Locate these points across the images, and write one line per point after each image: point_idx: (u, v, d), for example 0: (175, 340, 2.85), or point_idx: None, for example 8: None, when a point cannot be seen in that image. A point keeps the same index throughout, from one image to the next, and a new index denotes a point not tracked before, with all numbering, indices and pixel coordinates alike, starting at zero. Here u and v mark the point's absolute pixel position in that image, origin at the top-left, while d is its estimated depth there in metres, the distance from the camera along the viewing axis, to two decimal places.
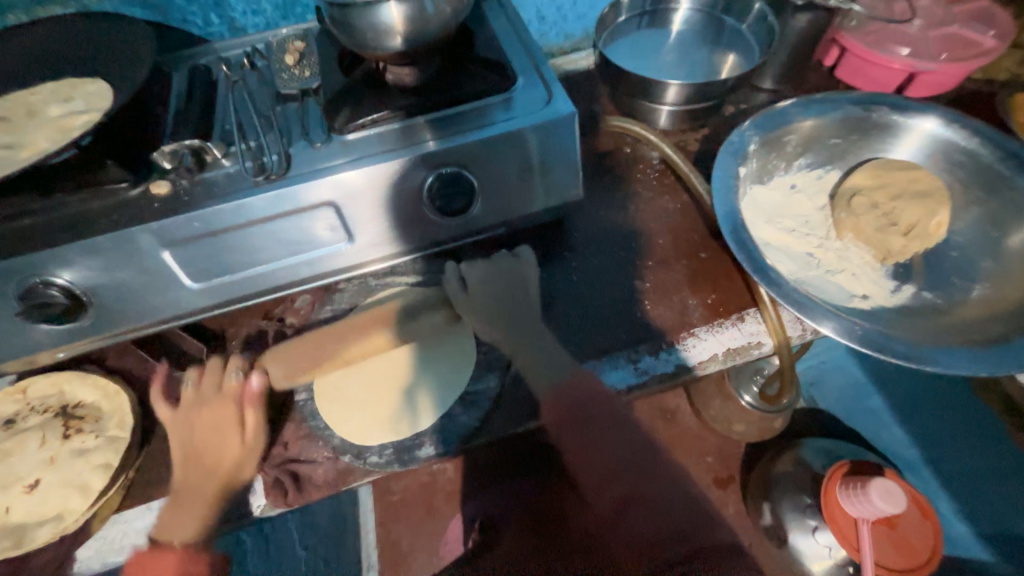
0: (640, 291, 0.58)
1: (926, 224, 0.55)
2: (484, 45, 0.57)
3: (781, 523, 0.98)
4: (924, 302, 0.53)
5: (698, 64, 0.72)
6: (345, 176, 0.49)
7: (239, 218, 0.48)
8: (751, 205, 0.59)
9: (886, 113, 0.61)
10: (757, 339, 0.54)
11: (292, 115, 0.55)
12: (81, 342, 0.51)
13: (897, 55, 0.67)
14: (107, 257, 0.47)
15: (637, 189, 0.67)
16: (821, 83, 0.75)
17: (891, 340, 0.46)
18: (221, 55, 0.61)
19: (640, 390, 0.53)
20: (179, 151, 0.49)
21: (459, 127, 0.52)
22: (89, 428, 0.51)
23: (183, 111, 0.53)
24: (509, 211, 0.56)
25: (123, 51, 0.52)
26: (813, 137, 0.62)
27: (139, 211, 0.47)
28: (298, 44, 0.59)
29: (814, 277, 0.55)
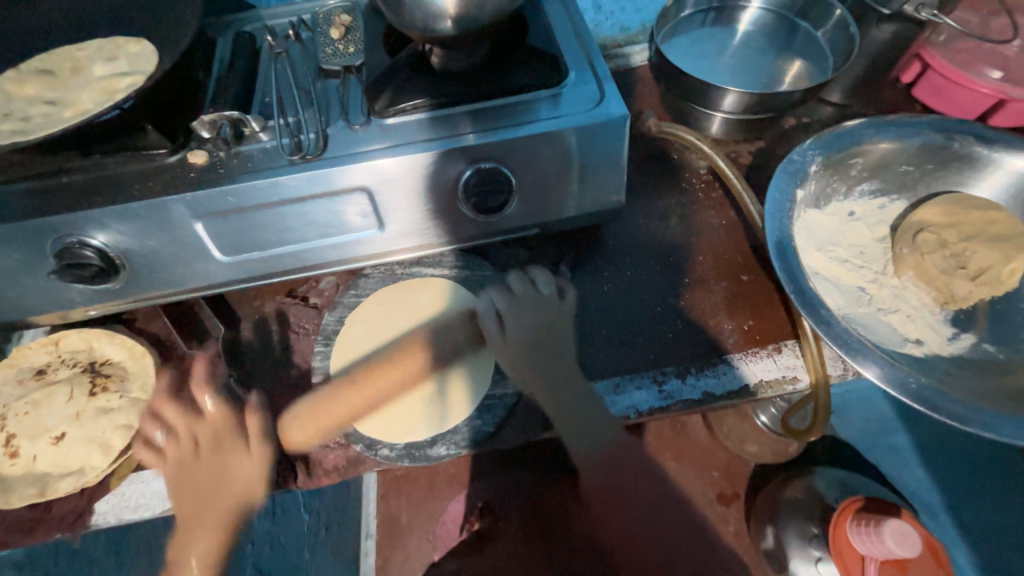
0: (673, 309, 0.55)
1: (1000, 270, 0.50)
2: (537, 34, 0.54)
3: (784, 549, 0.93)
4: (984, 355, 0.49)
5: (762, 70, 0.67)
6: (382, 163, 0.47)
7: (272, 197, 0.47)
8: (805, 231, 0.55)
9: (970, 143, 0.55)
10: (793, 374, 0.51)
11: (333, 92, 0.53)
12: (112, 303, 0.52)
13: (989, 78, 0.61)
14: (141, 224, 0.47)
15: (681, 199, 0.64)
16: (895, 101, 0.69)
17: (944, 398, 0.43)
18: (267, 24, 0.59)
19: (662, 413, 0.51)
20: (218, 121, 0.48)
21: (504, 120, 0.50)
22: (115, 388, 0.52)
23: (225, 80, 0.53)
24: (545, 212, 0.54)
25: (172, 16, 0.52)
26: (882, 163, 0.57)
27: (175, 179, 0.47)
28: (345, 18, 0.57)
29: (865, 315, 0.51)
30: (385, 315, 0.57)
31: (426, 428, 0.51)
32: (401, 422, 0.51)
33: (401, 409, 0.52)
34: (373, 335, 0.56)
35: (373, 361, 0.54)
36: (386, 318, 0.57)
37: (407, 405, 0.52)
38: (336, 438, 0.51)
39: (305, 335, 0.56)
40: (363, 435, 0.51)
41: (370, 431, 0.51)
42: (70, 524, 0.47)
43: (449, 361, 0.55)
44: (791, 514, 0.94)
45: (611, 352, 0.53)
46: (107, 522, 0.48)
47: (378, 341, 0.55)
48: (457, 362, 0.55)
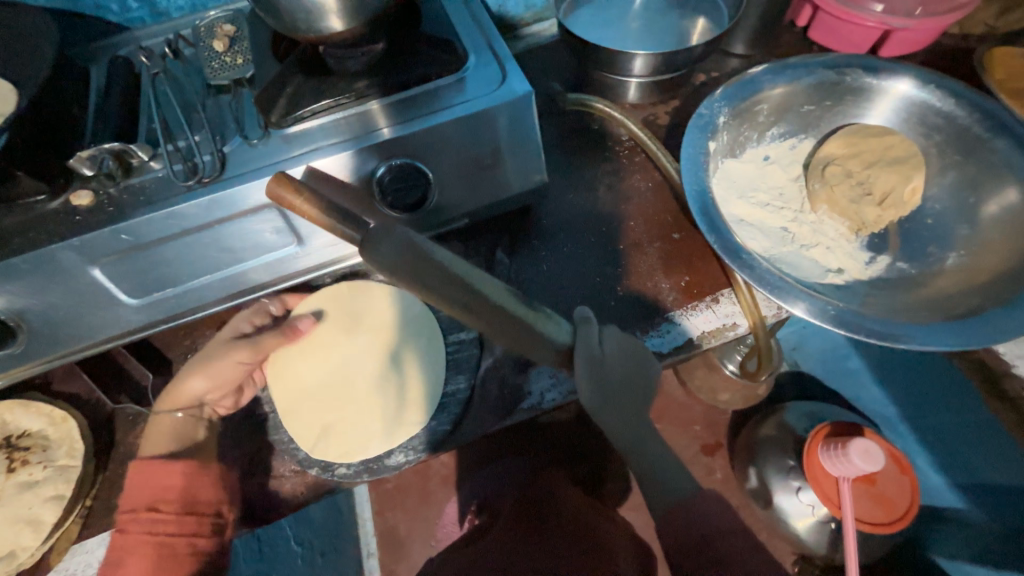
0: (614, 277, 0.56)
1: (901, 192, 0.53)
2: (432, 21, 0.53)
3: (767, 486, 0.98)
4: (898, 273, 0.52)
5: (667, 31, 0.68)
6: (286, 176, 0.45)
7: (172, 228, 0.44)
8: (724, 181, 0.56)
9: (861, 75, 0.58)
10: (732, 321, 0.53)
11: (225, 108, 0.50)
12: (18, 369, 0.48)
13: (872, 11, 0.64)
14: (29, 280, 0.43)
15: (608, 168, 0.64)
16: (795, 45, 0.71)
17: (865, 319, 0.45)
18: (142, 44, 0.55)
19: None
20: (99, 155, 0.44)
21: (409, 113, 0.48)
22: (37, 459, 0.49)
23: (102, 112, 0.49)
24: (470, 200, 0.53)
25: (27, 50, 0.47)
26: (785, 105, 0.59)
27: (59, 226, 0.43)
28: (227, 28, 0.54)
29: (788, 253, 0.53)
30: (334, 345, 0.57)
31: (382, 439, 0.51)
32: (355, 439, 0.51)
33: (356, 426, 0.52)
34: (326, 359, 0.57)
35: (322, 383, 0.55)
36: (336, 350, 0.57)
37: (360, 420, 0.53)
38: (291, 465, 0.49)
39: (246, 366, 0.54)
40: (319, 458, 0.49)
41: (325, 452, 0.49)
42: None
43: (403, 366, 0.55)
44: (767, 452, 0.99)
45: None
46: None
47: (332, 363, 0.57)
48: (414, 362, 0.55)
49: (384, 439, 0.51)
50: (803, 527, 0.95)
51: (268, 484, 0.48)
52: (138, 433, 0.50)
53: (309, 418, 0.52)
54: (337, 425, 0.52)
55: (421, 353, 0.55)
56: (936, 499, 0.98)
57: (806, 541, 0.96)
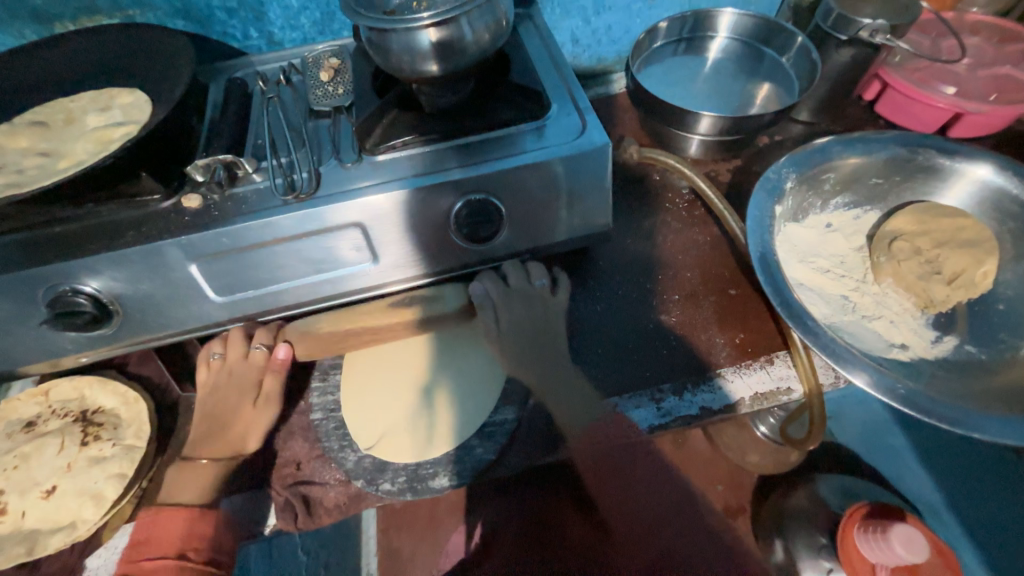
0: (666, 326, 0.56)
1: (973, 274, 0.53)
2: (519, 70, 0.57)
3: (793, 561, 0.92)
4: (967, 356, 0.51)
5: (735, 95, 0.70)
6: (373, 199, 0.49)
7: (266, 236, 0.48)
8: (785, 244, 0.57)
9: (932, 155, 0.59)
10: (786, 385, 0.52)
11: (324, 131, 0.55)
12: (105, 348, 0.52)
13: (945, 94, 0.65)
14: (135, 269, 0.47)
15: (666, 219, 0.65)
16: (860, 117, 0.73)
17: (933, 402, 0.44)
18: (258, 69, 0.62)
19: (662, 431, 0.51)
20: (213, 165, 0.49)
21: (490, 153, 0.51)
22: (107, 436, 0.51)
23: (218, 125, 0.54)
24: (534, 237, 0.55)
25: (166, 68, 0.54)
26: (854, 176, 0.60)
27: (169, 224, 0.48)
28: (333, 62, 0.60)
29: (849, 322, 0.53)
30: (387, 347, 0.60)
31: (414, 454, 0.52)
32: (390, 439, 0.53)
33: (406, 432, 0.54)
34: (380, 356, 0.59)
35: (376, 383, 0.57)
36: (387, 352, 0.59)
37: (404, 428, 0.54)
38: (336, 474, 0.50)
39: (302, 371, 0.56)
40: (365, 471, 0.50)
41: (371, 466, 0.50)
42: None
43: (441, 393, 0.57)
44: (797, 524, 0.93)
45: (606, 366, 0.54)
46: None
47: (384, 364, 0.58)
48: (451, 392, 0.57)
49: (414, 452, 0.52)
50: None
51: (314, 490, 0.49)
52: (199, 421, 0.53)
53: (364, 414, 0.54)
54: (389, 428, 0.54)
55: (461, 399, 0.56)
56: None
57: None
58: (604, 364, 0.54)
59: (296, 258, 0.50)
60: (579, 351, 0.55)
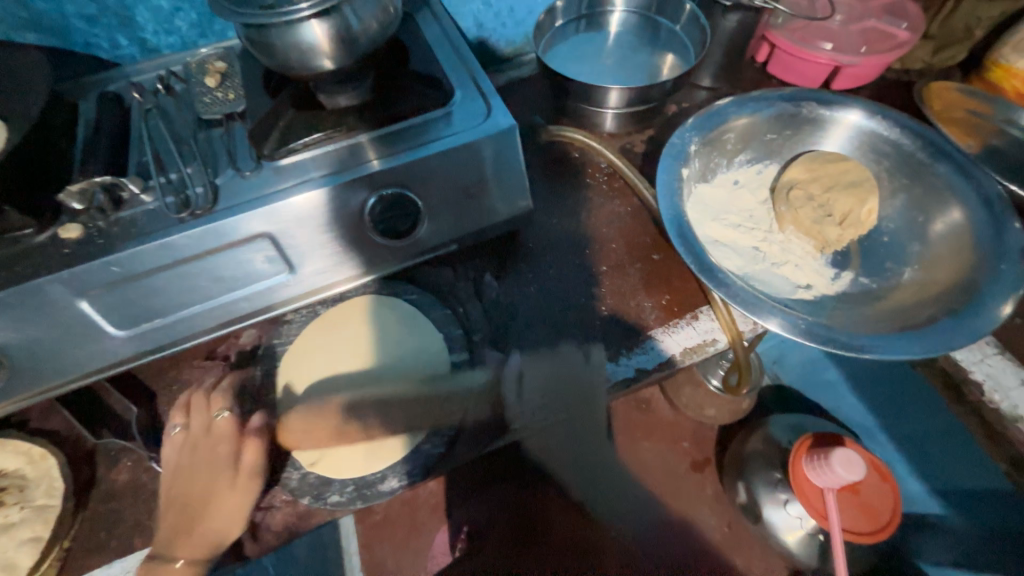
0: (598, 297, 0.58)
1: (858, 212, 0.58)
2: (419, 60, 0.56)
3: (755, 500, 0.99)
4: (861, 287, 0.56)
5: (640, 66, 0.72)
6: (278, 206, 0.46)
7: (164, 260, 0.45)
8: (697, 205, 0.60)
9: (815, 107, 0.63)
10: (712, 336, 0.55)
11: (217, 141, 0.52)
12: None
13: (823, 49, 0.70)
14: (14, 314, 0.43)
15: (588, 194, 0.67)
16: (756, 78, 0.78)
17: (832, 331, 0.47)
18: (134, 81, 0.57)
19: (603, 397, 0.52)
20: (90, 190, 0.45)
21: (399, 145, 0.50)
22: (13, 500, 0.47)
23: (94, 145, 0.50)
24: (459, 226, 0.55)
25: (19, 87, 0.48)
26: (750, 134, 0.64)
27: (48, 259, 0.43)
28: (219, 65, 0.56)
29: (760, 271, 0.56)
30: (323, 349, 0.55)
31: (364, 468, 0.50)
32: (337, 459, 0.50)
33: (354, 442, 0.51)
34: (321, 362, 0.54)
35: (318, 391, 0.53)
36: (325, 354, 0.55)
37: (352, 438, 0.51)
38: (282, 495, 0.48)
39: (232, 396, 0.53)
40: (310, 487, 0.48)
41: (317, 480, 0.49)
42: None
43: (389, 396, 0.53)
44: (754, 465, 1.01)
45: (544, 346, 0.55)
46: None
47: (322, 375, 0.54)
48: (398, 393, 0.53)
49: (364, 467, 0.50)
50: (793, 541, 0.95)
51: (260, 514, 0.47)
52: (122, 467, 0.49)
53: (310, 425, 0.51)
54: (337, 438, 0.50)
55: (407, 404, 0.52)
56: (917, 505, 1.00)
57: (797, 555, 0.96)
58: (543, 341, 0.55)
59: (200, 279, 0.47)
60: (517, 329, 0.56)
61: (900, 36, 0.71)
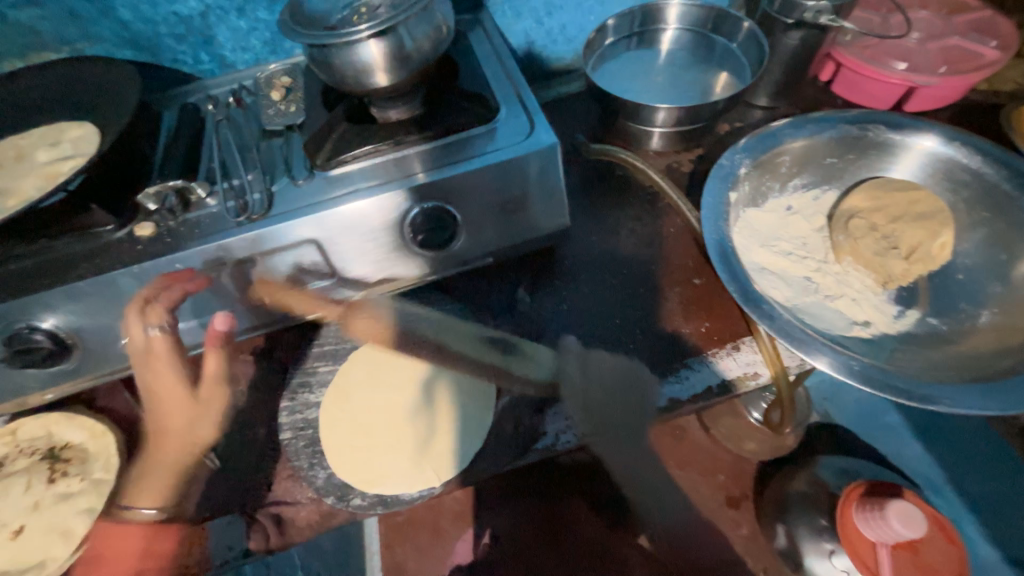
0: (634, 320, 0.56)
1: (929, 246, 0.53)
2: (468, 76, 0.58)
3: (796, 547, 0.88)
4: (929, 328, 0.51)
5: (691, 84, 0.71)
6: (326, 215, 0.49)
7: (220, 259, 0.48)
8: (745, 229, 0.57)
9: (882, 131, 0.59)
10: (754, 369, 0.52)
11: (276, 150, 0.55)
12: (69, 383, 0.52)
13: (895, 69, 0.65)
14: (90, 301, 0.47)
15: (631, 213, 0.66)
16: (818, 98, 0.73)
17: (890, 377, 0.44)
18: (210, 93, 0.62)
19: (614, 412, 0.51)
20: (164, 192, 0.49)
21: (441, 160, 0.52)
22: (75, 471, 0.51)
23: (171, 151, 0.54)
24: (495, 241, 0.56)
25: (113, 97, 0.54)
26: (808, 157, 0.61)
27: (123, 254, 0.48)
28: (285, 80, 0.60)
29: (811, 303, 0.53)
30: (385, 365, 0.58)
31: (405, 479, 0.51)
32: (378, 467, 0.52)
33: (398, 462, 0.52)
34: (380, 380, 0.58)
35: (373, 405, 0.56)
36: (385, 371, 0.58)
37: (395, 460, 0.52)
38: (307, 492, 0.49)
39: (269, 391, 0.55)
40: (336, 487, 0.50)
41: (341, 482, 0.50)
42: None
43: (440, 426, 0.54)
44: None
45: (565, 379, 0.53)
46: None
47: (371, 398, 0.57)
48: (450, 421, 0.54)
49: (407, 480, 0.51)
50: None
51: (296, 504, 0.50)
52: None
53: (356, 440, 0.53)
54: (386, 459, 0.53)
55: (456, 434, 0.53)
56: None
57: None
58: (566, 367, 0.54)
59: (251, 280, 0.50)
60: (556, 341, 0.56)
61: (987, 56, 0.65)
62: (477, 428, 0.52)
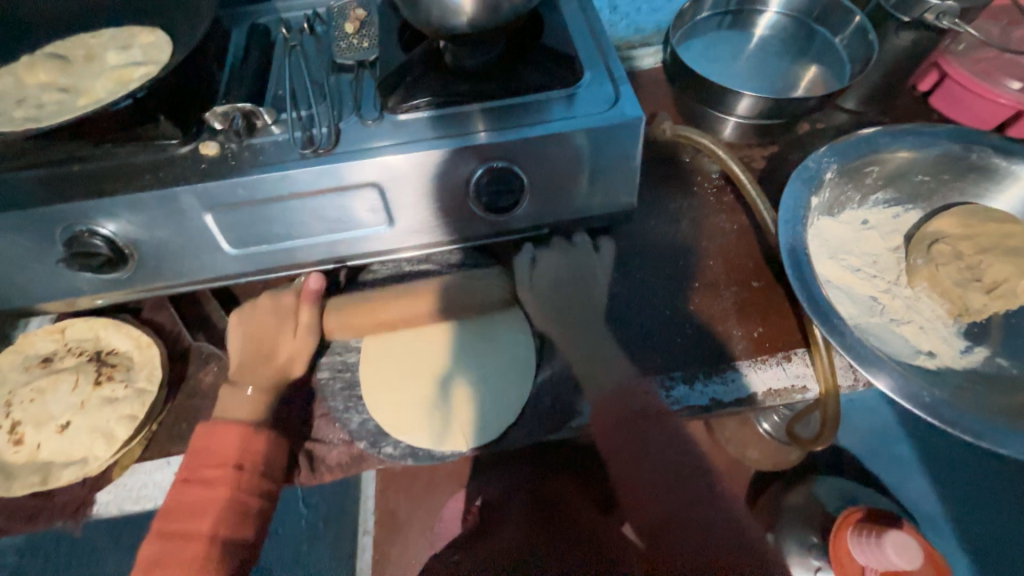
0: (684, 313, 0.55)
1: (1016, 283, 0.49)
2: (553, 33, 0.54)
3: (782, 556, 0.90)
4: (997, 369, 0.48)
5: (780, 75, 0.66)
6: (392, 159, 0.47)
7: (283, 191, 0.47)
8: (817, 237, 0.54)
9: (989, 154, 0.55)
10: (802, 383, 0.51)
11: (346, 86, 0.53)
12: (120, 292, 0.52)
13: (1008, 89, 0.60)
14: (150, 214, 0.47)
15: (693, 203, 0.63)
16: (911, 109, 0.68)
17: (959, 414, 0.42)
18: (281, 16, 0.60)
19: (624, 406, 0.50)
20: (231, 113, 0.48)
21: (516, 119, 0.49)
22: (120, 377, 0.52)
23: (239, 71, 0.53)
24: (555, 213, 0.53)
25: (188, 5, 0.52)
26: (900, 172, 0.57)
27: (186, 170, 0.47)
28: (359, 12, 0.58)
29: (877, 325, 0.50)
30: (421, 315, 0.58)
31: (431, 434, 0.52)
32: (407, 416, 0.52)
33: (429, 417, 0.53)
34: (413, 330, 0.57)
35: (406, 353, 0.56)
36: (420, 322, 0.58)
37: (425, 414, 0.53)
38: (341, 434, 0.52)
39: None
40: (369, 433, 0.51)
41: (375, 429, 0.51)
42: (71, 513, 0.47)
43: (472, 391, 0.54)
44: (788, 522, 0.92)
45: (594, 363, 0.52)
46: (108, 511, 0.48)
47: (406, 346, 0.57)
48: (481, 388, 0.54)
49: (435, 437, 0.52)
50: None
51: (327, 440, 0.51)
52: (209, 371, 0.54)
53: (392, 384, 0.54)
54: (419, 414, 0.53)
55: (486, 406, 0.53)
56: None
57: None
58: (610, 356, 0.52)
59: (307, 215, 0.49)
60: (606, 324, 0.54)
61: None
62: (515, 400, 0.53)
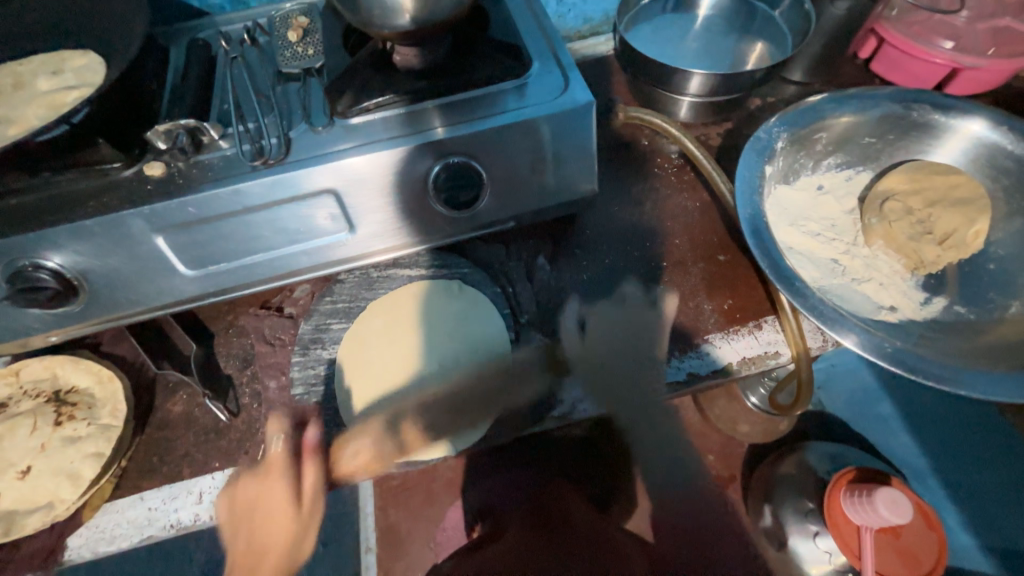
0: (655, 293, 0.55)
1: (964, 233, 0.52)
2: (499, 26, 0.54)
3: (781, 526, 0.91)
4: (956, 316, 0.50)
5: (726, 53, 0.67)
6: (347, 163, 0.46)
7: (235, 205, 0.46)
8: (775, 206, 0.55)
9: (928, 112, 0.57)
10: (774, 349, 0.51)
11: (294, 95, 0.52)
12: (73, 327, 0.50)
13: (941, 49, 0.62)
14: (97, 242, 0.45)
15: (656, 185, 0.64)
16: (854, 76, 0.71)
17: (924, 361, 0.43)
18: (221, 30, 0.58)
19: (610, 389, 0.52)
20: (174, 130, 0.46)
21: (469, 113, 0.49)
22: (82, 416, 0.50)
23: (180, 88, 0.51)
24: (518, 205, 0.53)
25: (120, 24, 0.50)
26: (847, 136, 0.59)
27: (132, 193, 0.45)
28: (302, 19, 0.57)
29: (840, 285, 0.52)
30: (391, 320, 0.56)
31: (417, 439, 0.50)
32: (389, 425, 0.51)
33: (410, 424, 0.51)
34: (385, 335, 0.56)
35: (382, 358, 0.54)
36: (391, 327, 0.56)
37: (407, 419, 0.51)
38: None
39: (282, 347, 0.54)
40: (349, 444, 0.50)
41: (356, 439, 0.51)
42: (42, 560, 0.47)
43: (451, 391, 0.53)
44: (783, 491, 0.92)
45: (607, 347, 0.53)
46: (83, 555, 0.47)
47: (379, 350, 0.55)
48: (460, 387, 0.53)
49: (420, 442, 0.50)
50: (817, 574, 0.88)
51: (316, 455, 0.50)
52: (177, 399, 0.52)
53: (372, 390, 0.53)
54: (401, 420, 0.51)
55: (465, 404, 0.51)
56: None
57: None
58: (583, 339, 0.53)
59: (263, 227, 0.48)
60: (578, 310, 0.54)
61: None
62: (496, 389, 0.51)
